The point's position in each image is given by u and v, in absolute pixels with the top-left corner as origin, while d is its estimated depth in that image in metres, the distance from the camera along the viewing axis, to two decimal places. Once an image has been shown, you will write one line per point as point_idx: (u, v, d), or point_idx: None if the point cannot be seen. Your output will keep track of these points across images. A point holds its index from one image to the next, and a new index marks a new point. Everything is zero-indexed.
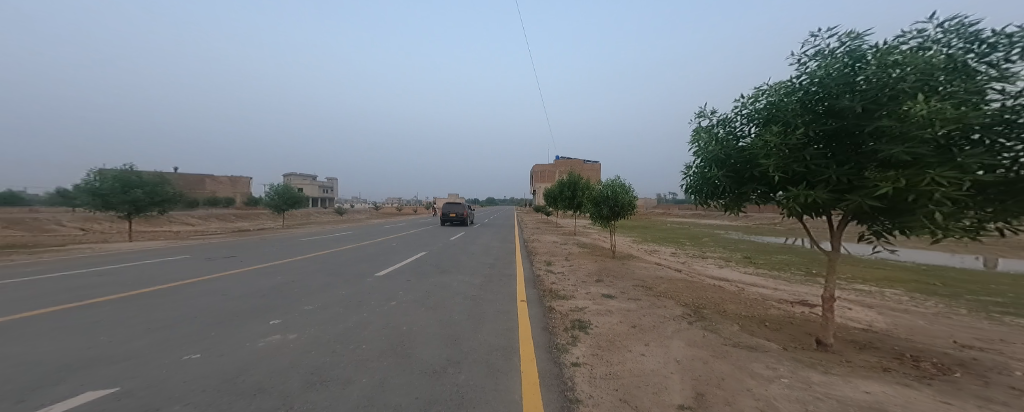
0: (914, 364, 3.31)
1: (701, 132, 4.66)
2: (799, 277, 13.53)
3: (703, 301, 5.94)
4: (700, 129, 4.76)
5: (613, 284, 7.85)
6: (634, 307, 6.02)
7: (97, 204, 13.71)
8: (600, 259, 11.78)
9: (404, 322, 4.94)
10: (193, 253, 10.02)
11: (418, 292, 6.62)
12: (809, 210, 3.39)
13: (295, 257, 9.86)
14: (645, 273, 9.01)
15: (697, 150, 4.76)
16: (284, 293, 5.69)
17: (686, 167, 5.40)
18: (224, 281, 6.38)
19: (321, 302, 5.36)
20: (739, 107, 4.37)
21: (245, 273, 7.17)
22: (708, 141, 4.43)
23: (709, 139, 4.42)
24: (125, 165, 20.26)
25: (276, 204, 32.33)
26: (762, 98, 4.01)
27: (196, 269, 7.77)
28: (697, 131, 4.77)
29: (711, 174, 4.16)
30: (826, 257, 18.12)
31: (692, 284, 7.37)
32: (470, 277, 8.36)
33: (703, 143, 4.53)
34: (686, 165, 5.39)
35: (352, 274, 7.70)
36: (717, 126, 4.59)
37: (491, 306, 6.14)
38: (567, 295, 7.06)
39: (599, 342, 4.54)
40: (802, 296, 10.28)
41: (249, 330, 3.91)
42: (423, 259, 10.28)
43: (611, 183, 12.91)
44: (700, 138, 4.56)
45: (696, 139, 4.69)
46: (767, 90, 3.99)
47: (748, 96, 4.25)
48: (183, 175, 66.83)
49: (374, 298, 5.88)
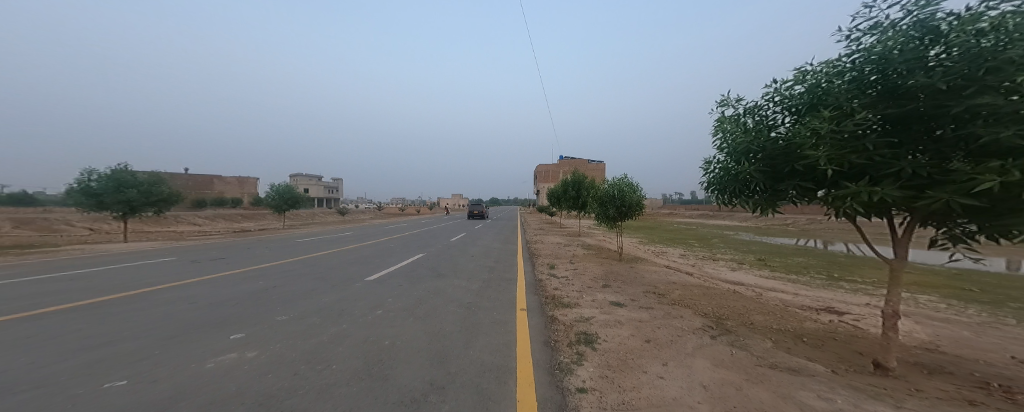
0: (1007, 398, 2.63)
1: (726, 122, 4.04)
2: (819, 281, 12.71)
3: (724, 310, 5.30)
4: (724, 119, 4.13)
5: (621, 290, 7.22)
6: (646, 318, 5.40)
7: (91, 204, 13.47)
8: (606, 262, 11.13)
9: (387, 334, 4.38)
10: (180, 255, 9.61)
11: (408, 300, 6.05)
12: (869, 212, 2.74)
13: (285, 259, 9.39)
14: (656, 278, 8.32)
15: (720, 143, 4.14)
16: (259, 301, 5.18)
17: (706, 162, 4.79)
18: (200, 286, 5.90)
19: (298, 311, 4.85)
20: (772, 92, 3.73)
21: (226, 277, 6.69)
22: (735, 132, 3.82)
23: (737, 130, 3.80)
24: (124, 165, 20.12)
25: (276, 205, 32.15)
26: (803, 81, 3.36)
27: (176, 273, 7.32)
28: (720, 122, 4.15)
29: (739, 169, 3.52)
30: (847, 261, 17.17)
31: (709, 291, 6.71)
32: (467, 282, 7.76)
33: (728, 134, 3.90)
34: (705, 160, 4.78)
35: (340, 279, 7.17)
36: (745, 115, 3.96)
37: (487, 316, 5.55)
38: (572, 303, 6.45)
39: (608, 361, 3.93)
40: (828, 303, 9.46)
41: (201, 347, 3.39)
42: (419, 262, 9.73)
43: (618, 181, 12.26)
44: (724, 129, 3.94)
45: (720, 131, 4.07)
46: (808, 72, 3.34)
47: (783, 80, 3.61)
48: (190, 176, 67.51)
49: (357, 306, 5.35)
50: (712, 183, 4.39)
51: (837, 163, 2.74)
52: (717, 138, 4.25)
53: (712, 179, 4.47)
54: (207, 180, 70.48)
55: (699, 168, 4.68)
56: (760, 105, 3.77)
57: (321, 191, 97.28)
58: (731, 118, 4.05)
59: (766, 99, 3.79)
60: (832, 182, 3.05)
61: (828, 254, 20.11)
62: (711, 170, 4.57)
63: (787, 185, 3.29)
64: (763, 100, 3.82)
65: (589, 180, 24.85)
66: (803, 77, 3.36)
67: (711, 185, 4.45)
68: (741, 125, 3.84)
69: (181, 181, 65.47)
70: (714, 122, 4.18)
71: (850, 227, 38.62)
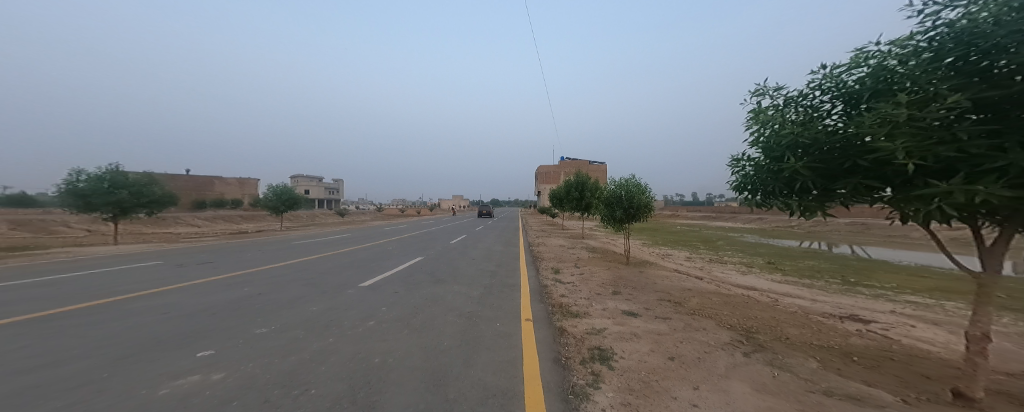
0: None
1: (763, 114, 3.59)
2: (835, 286, 12.18)
3: (751, 322, 4.82)
4: (761, 111, 3.67)
5: (633, 298, 6.73)
6: (665, 330, 4.90)
7: (79, 205, 13.05)
8: (613, 265, 10.65)
9: (379, 350, 3.87)
10: (166, 259, 9.14)
11: (404, 309, 5.57)
12: (959, 215, 2.27)
13: (277, 263, 8.91)
14: (669, 284, 7.81)
15: (755, 136, 3.69)
16: (239, 310, 4.69)
17: (734, 158, 4.35)
18: (179, 294, 5.39)
19: (282, 322, 4.30)
20: (821, 79, 3.26)
21: (208, 283, 6.19)
22: (777, 123, 3.36)
23: (779, 120, 3.34)
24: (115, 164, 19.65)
25: (274, 206, 31.71)
26: (863, 65, 2.90)
27: (157, 278, 6.85)
28: (756, 113, 3.69)
29: (786, 166, 3.07)
30: (860, 264, 16.66)
31: (729, 299, 6.22)
32: (467, 289, 7.26)
33: (768, 127, 3.44)
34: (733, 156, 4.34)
35: (332, 284, 6.68)
36: (787, 105, 3.50)
37: (490, 329, 5.05)
38: (581, 312, 5.97)
39: (630, 384, 3.43)
40: (850, 310, 8.92)
41: (159, 367, 2.85)
42: (417, 267, 9.23)
43: (625, 182, 11.79)
44: (763, 120, 3.49)
45: (756, 123, 3.62)
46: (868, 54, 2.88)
47: (836, 64, 3.14)
48: (189, 177, 67.25)
49: (347, 316, 4.87)
50: (743, 181, 3.95)
51: (919, 157, 2.27)
52: (752, 132, 3.80)
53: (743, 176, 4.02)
54: (209, 181, 70.05)
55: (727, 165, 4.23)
56: (805, 94, 3.32)
57: (322, 193, 97.32)
58: (769, 109, 3.60)
59: (812, 87, 3.35)
60: (904, 180, 2.59)
61: (839, 257, 19.52)
62: (741, 167, 4.12)
63: (845, 183, 2.82)
64: (808, 88, 3.37)
65: (592, 181, 24.35)
66: (863, 59, 2.91)
67: (742, 183, 4.00)
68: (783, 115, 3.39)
69: (181, 182, 65.26)
70: (748, 114, 3.73)
71: (856, 229, 38.04)
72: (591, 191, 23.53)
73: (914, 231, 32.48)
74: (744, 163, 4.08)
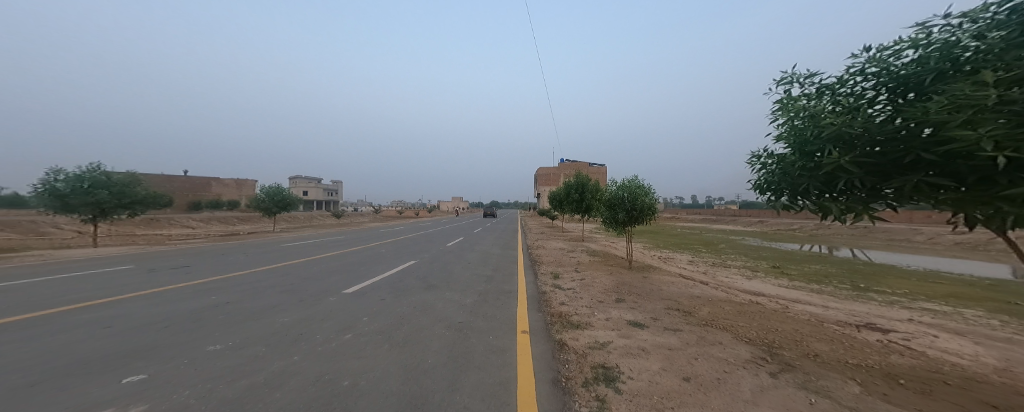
0: None
1: (794, 103, 3.15)
2: (846, 292, 11.68)
3: (771, 335, 4.33)
4: (789, 100, 3.24)
5: (638, 306, 6.25)
6: (677, 344, 4.40)
7: (57, 206, 12.53)
8: (615, 270, 10.17)
9: (350, 370, 3.36)
10: (141, 262, 8.61)
11: (388, 319, 5.07)
12: None
13: (259, 266, 8.41)
14: (675, 291, 7.31)
15: (784, 130, 3.24)
16: (200, 321, 4.17)
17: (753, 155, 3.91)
18: (138, 303, 4.88)
19: (244, 336, 3.80)
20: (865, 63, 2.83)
21: (174, 290, 5.67)
22: (812, 113, 2.92)
23: (815, 109, 2.89)
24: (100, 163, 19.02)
25: (266, 207, 31.09)
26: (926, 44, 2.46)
27: (123, 284, 6.33)
28: (784, 103, 3.25)
29: (828, 161, 2.60)
30: (867, 269, 16.21)
31: (743, 308, 5.74)
32: (459, 296, 6.75)
33: (802, 118, 2.99)
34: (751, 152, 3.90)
35: (314, 291, 6.18)
36: (822, 93, 3.06)
37: (481, 343, 4.55)
38: (582, 323, 5.46)
39: (642, 411, 2.92)
40: (867, 318, 8.41)
41: (67, 400, 2.32)
42: (408, 271, 8.73)
43: (627, 183, 11.33)
44: (795, 110, 3.04)
45: (785, 114, 3.18)
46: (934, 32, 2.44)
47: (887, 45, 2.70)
48: (186, 178, 66.73)
49: (322, 329, 4.37)
50: (764, 179, 3.51)
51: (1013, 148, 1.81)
52: (780, 123, 3.35)
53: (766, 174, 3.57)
54: (205, 182, 69.40)
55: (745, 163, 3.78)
56: (845, 80, 2.89)
57: (320, 194, 96.83)
58: (801, 98, 3.15)
59: (852, 72, 2.92)
60: (983, 177, 2.11)
61: (845, 261, 19.02)
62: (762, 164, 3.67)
63: (901, 181, 2.37)
64: (848, 74, 2.95)
65: (593, 183, 23.90)
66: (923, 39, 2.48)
67: (764, 182, 3.56)
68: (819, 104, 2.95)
69: (177, 183, 64.70)
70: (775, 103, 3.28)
71: (859, 232, 37.60)
72: (591, 193, 23.10)
73: (918, 235, 32.06)
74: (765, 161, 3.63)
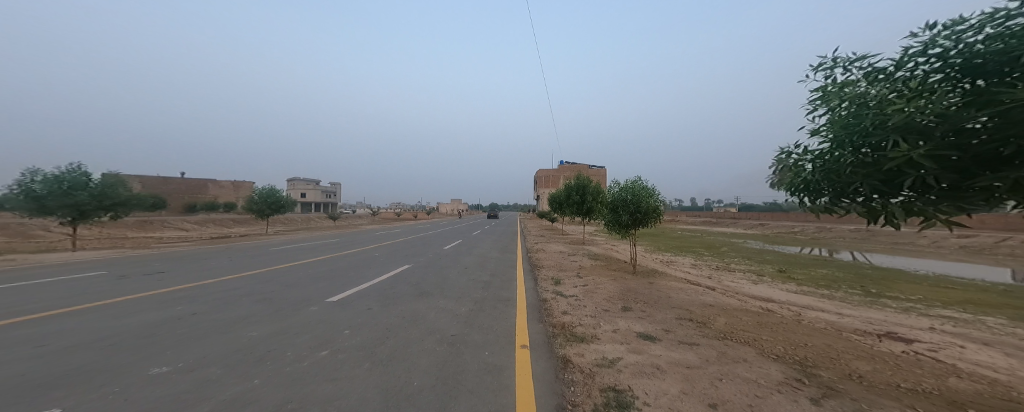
0: None
1: (842, 91, 2.70)
2: (859, 298, 11.20)
3: (801, 351, 3.84)
4: (833, 88, 2.79)
5: (647, 316, 5.77)
6: (696, 362, 3.91)
7: (33, 209, 12.03)
8: (618, 276, 9.69)
9: (318, 396, 2.87)
10: (115, 268, 8.09)
11: (372, 332, 4.58)
12: None
13: (241, 272, 7.89)
14: (686, 298, 6.83)
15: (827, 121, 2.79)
16: (155, 337, 3.70)
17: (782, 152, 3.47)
18: (92, 315, 4.37)
19: (201, 356, 3.32)
20: (929, 44, 2.40)
21: (138, 300, 5.16)
22: (864, 102, 2.48)
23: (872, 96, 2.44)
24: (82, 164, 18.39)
25: (259, 209, 30.47)
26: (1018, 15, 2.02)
27: (86, 292, 5.83)
28: (827, 92, 2.81)
29: (896, 154, 2.12)
30: (877, 274, 15.76)
31: (762, 319, 5.26)
32: (453, 305, 6.25)
33: (855, 106, 2.53)
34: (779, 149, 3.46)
35: (294, 300, 5.68)
36: (874, 79, 2.62)
37: (475, 360, 4.05)
38: (588, 337, 4.96)
39: None
40: (887, 327, 7.92)
41: None
42: (400, 277, 8.21)
43: (631, 184, 10.89)
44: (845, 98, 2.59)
45: (831, 103, 2.72)
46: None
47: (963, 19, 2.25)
48: (181, 180, 65.96)
49: (296, 345, 3.88)
50: (799, 179, 3.06)
51: None
52: (821, 114, 2.90)
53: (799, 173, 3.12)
54: (201, 184, 68.65)
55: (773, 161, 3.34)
56: (905, 62, 2.45)
57: (318, 197, 96.08)
58: (846, 85, 2.71)
59: (913, 54, 2.47)
60: None
61: (851, 265, 18.61)
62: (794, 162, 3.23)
63: (995, 179, 1.88)
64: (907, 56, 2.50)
65: (593, 184, 23.47)
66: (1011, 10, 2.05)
67: (797, 183, 3.11)
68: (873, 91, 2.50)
69: (172, 185, 63.96)
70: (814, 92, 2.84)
71: (861, 236, 37.27)
72: (592, 195, 22.66)
73: (922, 238, 31.73)
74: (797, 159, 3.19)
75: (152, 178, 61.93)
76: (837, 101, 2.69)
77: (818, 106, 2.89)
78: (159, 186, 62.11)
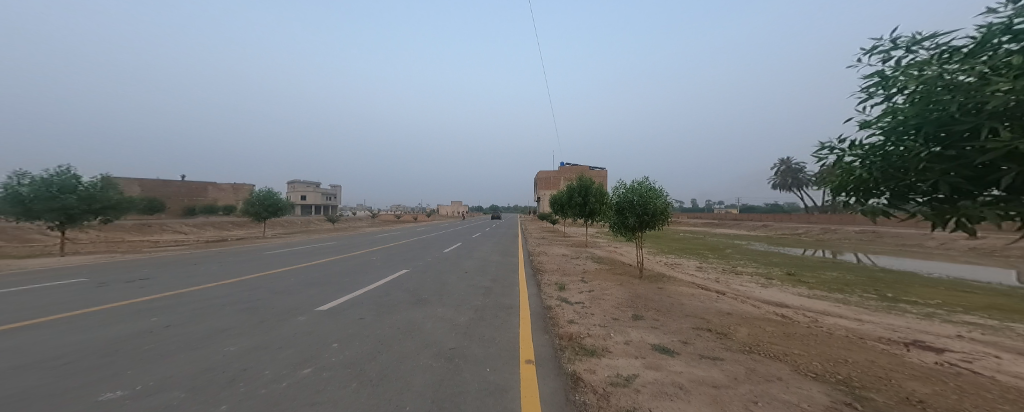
0: None
1: (905, 73, 2.29)
2: (875, 303, 10.76)
3: (844, 369, 3.41)
4: (893, 71, 2.39)
5: (661, 326, 5.35)
6: (724, 381, 3.48)
7: (19, 212, 11.71)
8: (625, 280, 9.28)
9: None
10: (97, 274, 7.69)
11: (363, 346, 4.16)
12: None
13: (229, 278, 7.48)
14: (700, 305, 6.42)
15: (886, 110, 2.38)
16: (115, 355, 3.24)
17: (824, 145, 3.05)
18: (54, 328, 3.96)
19: (162, 377, 2.84)
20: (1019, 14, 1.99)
21: (111, 310, 4.75)
22: (937, 85, 2.06)
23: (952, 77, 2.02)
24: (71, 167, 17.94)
25: (256, 212, 30.12)
26: None
27: (56, 302, 5.41)
28: (885, 76, 2.41)
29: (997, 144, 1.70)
30: (889, 277, 15.33)
31: (787, 329, 4.84)
32: (452, 314, 5.83)
33: (926, 90, 2.12)
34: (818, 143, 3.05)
35: (281, 309, 5.27)
36: (947, 57, 2.20)
37: (476, 379, 3.62)
38: (599, 351, 4.54)
39: None
40: (912, 335, 7.49)
41: None
42: (397, 283, 7.80)
43: (638, 185, 10.50)
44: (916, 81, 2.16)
45: (894, 88, 2.31)
46: None
47: None
48: (182, 182, 65.75)
49: (275, 361, 3.43)
50: (847, 177, 2.66)
51: None
52: (878, 103, 2.49)
53: (846, 169, 2.72)
54: (201, 187, 68.41)
55: (811, 156, 2.94)
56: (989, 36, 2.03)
57: (318, 199, 95.78)
58: (910, 68, 2.29)
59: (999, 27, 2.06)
60: None
61: (861, 268, 18.15)
62: (836, 157, 2.83)
63: None
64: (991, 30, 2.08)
65: (596, 186, 23.08)
66: None
67: (844, 180, 2.71)
68: (948, 73, 2.09)
69: (172, 187, 63.72)
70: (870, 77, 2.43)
71: (867, 237, 36.76)
72: (594, 196, 22.27)
73: (930, 240, 31.24)
74: (842, 153, 2.78)
75: (152, 181, 61.71)
76: (903, 85, 2.27)
77: (874, 93, 2.48)
78: (159, 189, 61.90)
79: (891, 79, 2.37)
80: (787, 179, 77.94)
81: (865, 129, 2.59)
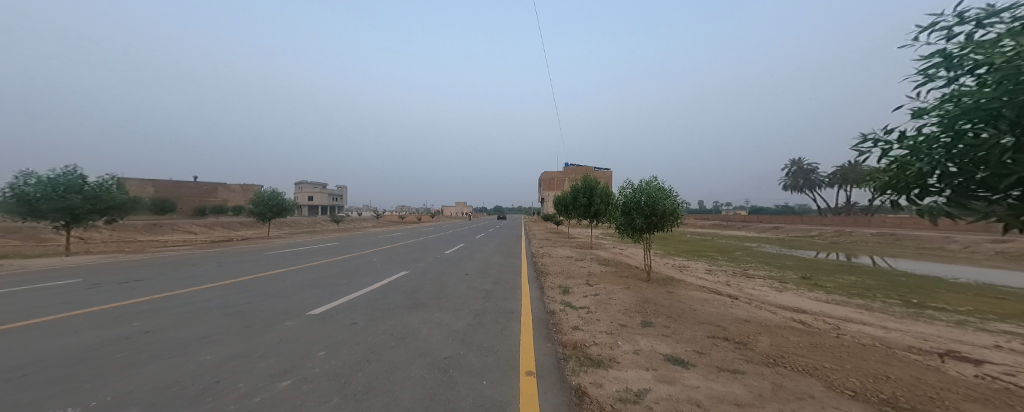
0: None
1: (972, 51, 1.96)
2: (900, 309, 10.17)
3: (886, 387, 3.01)
4: (958, 48, 2.05)
5: (673, 334, 4.98)
6: (747, 398, 3.10)
7: (25, 212, 11.79)
8: (632, 284, 8.89)
9: None
10: (92, 275, 7.57)
11: (351, 354, 3.88)
12: None
13: (224, 280, 7.29)
14: (713, 310, 6.03)
15: (949, 94, 2.05)
16: (79, 365, 2.99)
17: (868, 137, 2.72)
18: (29, 334, 3.74)
19: (122, 393, 2.58)
20: None
21: (94, 314, 4.55)
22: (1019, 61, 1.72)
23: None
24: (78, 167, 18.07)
25: (261, 212, 30.30)
26: None
27: (43, 304, 5.24)
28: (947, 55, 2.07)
29: None
30: (912, 281, 14.61)
31: (813, 339, 4.43)
32: (449, 320, 5.52)
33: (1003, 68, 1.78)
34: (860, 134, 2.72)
35: (271, 311, 5.03)
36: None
37: (471, 393, 3.30)
38: (607, 362, 4.18)
39: None
40: (945, 344, 6.97)
41: None
42: (395, 286, 7.53)
43: (645, 184, 10.10)
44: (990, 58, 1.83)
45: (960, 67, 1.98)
46: None
47: None
48: (193, 183, 66.89)
49: (253, 371, 3.17)
50: (897, 173, 2.34)
51: None
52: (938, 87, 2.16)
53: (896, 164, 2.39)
54: (212, 187, 69.46)
55: (851, 149, 2.62)
56: None
57: (325, 200, 96.70)
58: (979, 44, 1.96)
59: None
60: None
61: (880, 271, 17.42)
62: (883, 151, 2.50)
63: None
64: None
65: (601, 186, 22.64)
66: None
67: (892, 176, 2.39)
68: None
69: (183, 188, 64.83)
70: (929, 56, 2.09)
71: (885, 240, 35.55)
72: (600, 197, 21.82)
73: (953, 244, 30.04)
74: (890, 145, 2.46)
75: (164, 182, 62.95)
76: (971, 65, 1.93)
77: (935, 75, 2.14)
78: (171, 190, 63.09)
79: (954, 59, 2.04)
80: (799, 179, 76.26)
81: (921, 118, 2.26)
